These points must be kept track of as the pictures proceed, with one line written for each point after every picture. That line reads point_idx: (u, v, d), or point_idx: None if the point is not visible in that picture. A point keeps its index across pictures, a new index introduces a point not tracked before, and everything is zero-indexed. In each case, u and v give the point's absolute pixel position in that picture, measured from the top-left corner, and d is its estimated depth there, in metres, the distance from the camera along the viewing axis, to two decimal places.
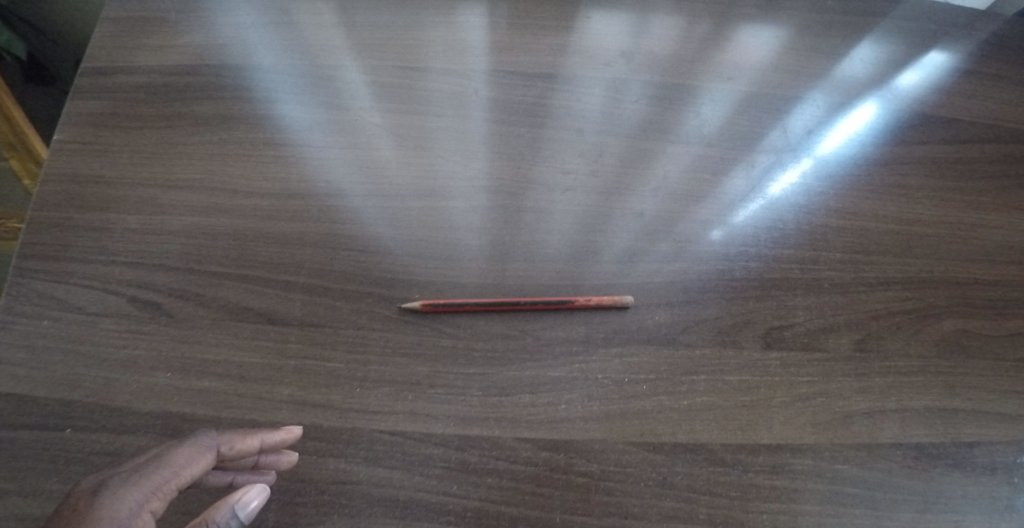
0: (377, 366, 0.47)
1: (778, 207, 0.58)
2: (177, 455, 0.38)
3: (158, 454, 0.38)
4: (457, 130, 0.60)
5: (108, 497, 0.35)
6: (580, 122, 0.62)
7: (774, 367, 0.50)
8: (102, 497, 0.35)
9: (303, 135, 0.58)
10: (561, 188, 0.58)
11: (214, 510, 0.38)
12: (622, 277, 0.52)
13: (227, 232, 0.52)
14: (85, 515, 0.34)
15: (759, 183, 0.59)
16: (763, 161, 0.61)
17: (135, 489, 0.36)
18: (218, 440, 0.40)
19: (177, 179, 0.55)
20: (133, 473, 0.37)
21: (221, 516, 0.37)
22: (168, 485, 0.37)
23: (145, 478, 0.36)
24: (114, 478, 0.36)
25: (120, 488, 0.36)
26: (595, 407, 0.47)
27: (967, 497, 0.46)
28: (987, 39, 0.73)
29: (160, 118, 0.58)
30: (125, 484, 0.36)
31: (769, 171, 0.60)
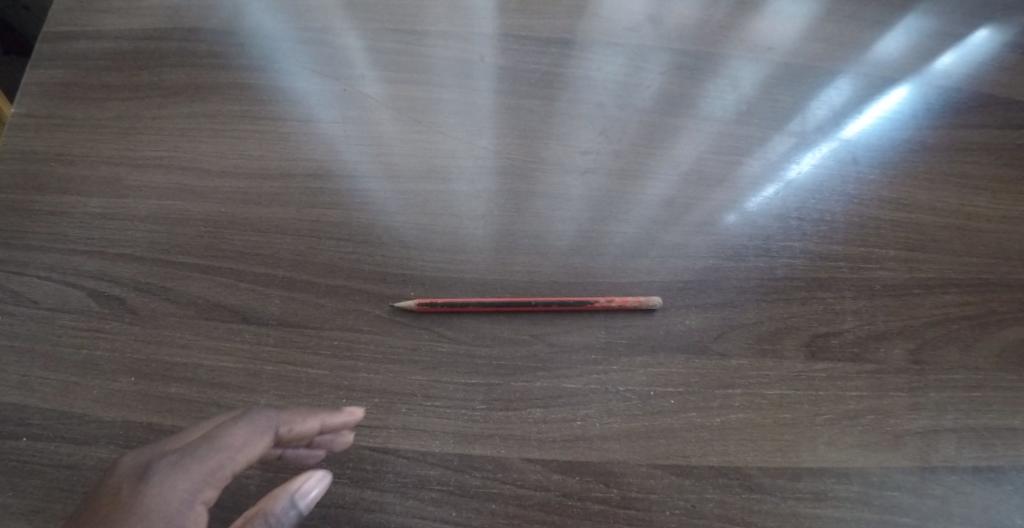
0: (366, 373, 0.42)
1: (826, 194, 0.51)
2: (236, 431, 0.31)
3: (213, 431, 0.30)
4: (460, 103, 0.54)
5: (155, 486, 0.27)
6: (599, 96, 0.55)
7: (818, 381, 0.44)
8: (148, 486, 0.27)
9: (286, 107, 0.52)
10: (576, 171, 0.51)
11: (270, 499, 0.31)
12: (646, 275, 0.46)
13: (199, 218, 0.46)
14: (128, 509, 0.26)
15: (803, 167, 0.52)
16: (807, 141, 0.54)
17: (184, 478, 0.28)
18: (279, 417, 0.33)
19: (146, 157, 0.48)
20: (185, 454, 0.29)
21: (282, 507, 0.30)
22: (225, 472, 0.29)
23: (201, 462, 0.29)
24: (159, 461, 0.28)
25: (168, 475, 0.28)
26: (615, 424, 0.41)
27: None
28: None
29: (128, 88, 0.52)
30: (177, 470, 0.28)
31: (813, 152, 0.53)
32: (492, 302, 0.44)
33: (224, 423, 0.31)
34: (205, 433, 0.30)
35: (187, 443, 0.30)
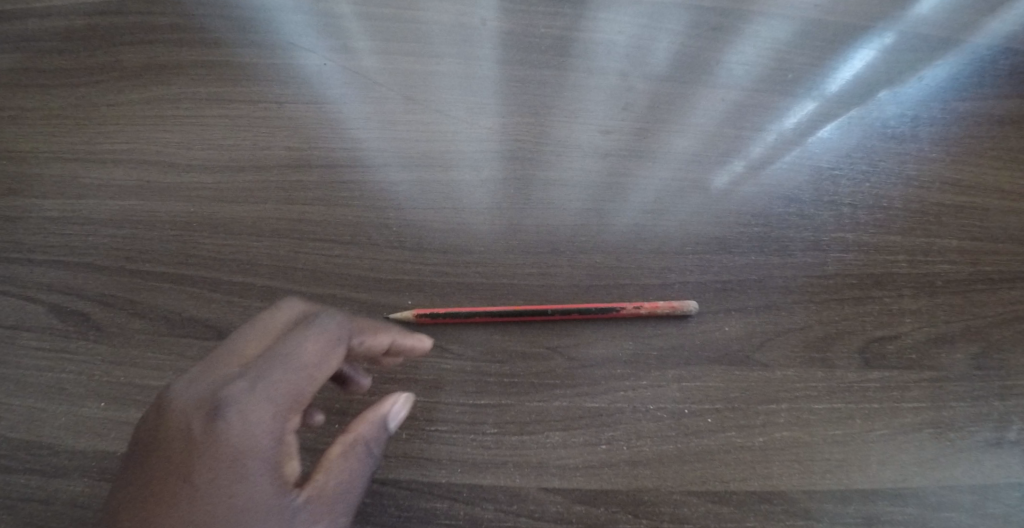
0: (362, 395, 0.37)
1: (885, 172, 0.44)
2: (309, 348, 0.27)
3: (280, 351, 0.26)
4: (460, 76, 0.47)
5: (237, 421, 0.25)
6: (617, 64, 0.48)
7: (873, 392, 0.39)
8: (230, 421, 0.24)
9: (262, 85, 0.45)
10: (594, 152, 0.45)
11: (359, 426, 0.29)
12: (678, 274, 0.40)
13: (167, 219, 0.41)
14: (213, 445, 0.24)
15: (858, 139, 0.45)
16: (860, 109, 0.47)
17: (265, 407, 0.25)
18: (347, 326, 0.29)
19: (104, 149, 0.42)
20: (260, 382, 0.25)
21: (372, 436, 0.29)
22: (304, 395, 0.26)
23: (280, 391, 0.26)
24: (234, 388, 0.25)
25: (247, 404, 0.25)
26: (644, 447, 0.36)
27: None
28: None
29: (83, 71, 0.45)
30: (256, 401, 0.25)
31: (868, 122, 0.46)
32: (499, 314, 0.39)
33: (291, 340, 0.27)
34: (270, 352, 0.26)
35: (255, 366, 0.26)
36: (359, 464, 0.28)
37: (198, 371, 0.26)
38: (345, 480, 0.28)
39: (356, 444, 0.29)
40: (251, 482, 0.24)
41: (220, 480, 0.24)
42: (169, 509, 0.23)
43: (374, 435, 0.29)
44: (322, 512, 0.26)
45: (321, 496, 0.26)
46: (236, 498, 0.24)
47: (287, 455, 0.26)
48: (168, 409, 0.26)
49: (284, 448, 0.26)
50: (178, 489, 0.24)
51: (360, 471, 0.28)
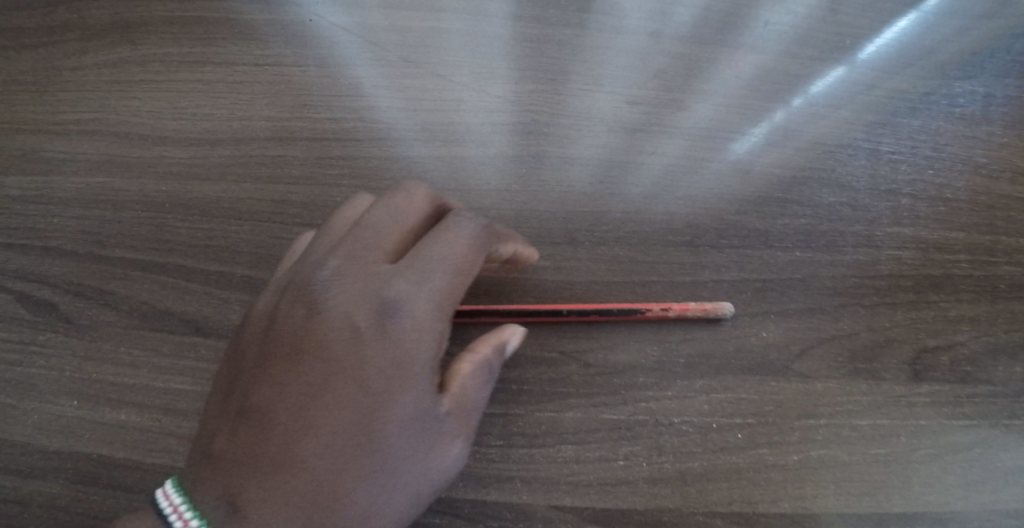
0: None
1: (954, 156, 0.38)
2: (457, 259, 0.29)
3: (433, 257, 0.29)
4: (467, 36, 0.42)
5: (399, 323, 0.27)
6: (647, 24, 0.42)
7: (922, 407, 0.35)
8: (400, 315, 0.27)
9: (242, 46, 0.40)
10: (619, 126, 0.39)
11: (483, 346, 0.30)
12: (710, 272, 0.36)
13: (138, 200, 0.36)
14: (386, 334, 0.27)
15: (926, 113, 0.39)
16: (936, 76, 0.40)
17: (427, 304, 0.28)
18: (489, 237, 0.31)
19: (66, 119, 0.38)
20: (422, 282, 0.28)
21: (495, 359, 0.30)
22: (457, 296, 0.29)
23: (434, 297, 0.28)
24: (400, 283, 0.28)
25: (414, 298, 0.28)
26: (665, 465, 0.33)
27: None
28: None
29: (42, 30, 0.40)
30: (416, 306, 0.27)
31: (942, 91, 0.39)
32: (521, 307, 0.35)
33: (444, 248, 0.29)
34: (422, 258, 0.29)
35: (410, 268, 0.28)
36: (488, 383, 0.30)
37: (349, 264, 0.28)
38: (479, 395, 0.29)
39: (486, 364, 0.30)
40: (415, 375, 0.27)
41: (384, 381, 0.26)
42: (342, 389, 0.26)
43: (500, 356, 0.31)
44: (457, 423, 0.28)
45: (461, 407, 0.28)
46: (395, 400, 0.26)
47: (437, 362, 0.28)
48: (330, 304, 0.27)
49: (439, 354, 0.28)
50: (339, 383, 0.26)
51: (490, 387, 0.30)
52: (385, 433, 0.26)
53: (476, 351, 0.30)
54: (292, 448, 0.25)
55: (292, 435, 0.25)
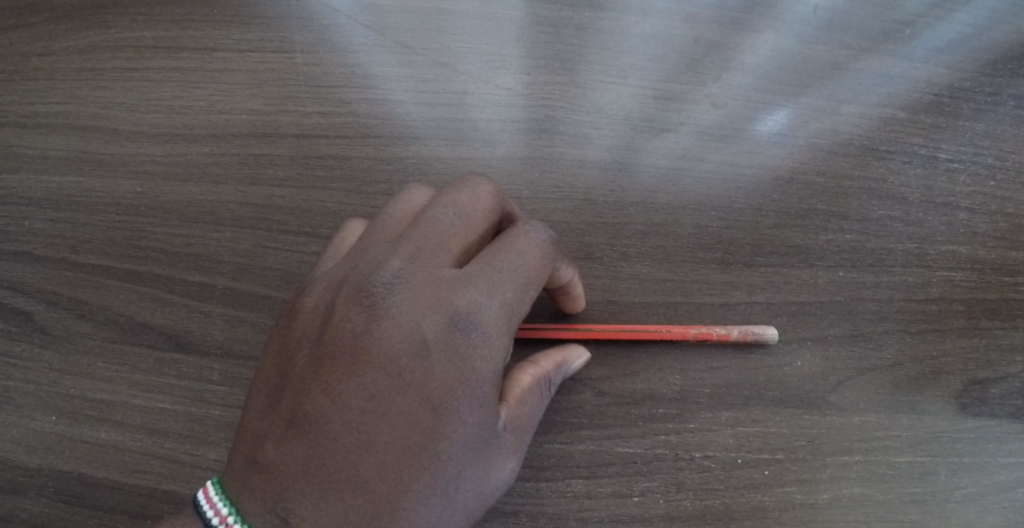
0: None
1: (1016, 167, 0.34)
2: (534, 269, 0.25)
3: (511, 262, 0.24)
4: (476, 19, 0.37)
5: (473, 336, 0.23)
6: (677, 7, 0.38)
7: (967, 444, 0.32)
8: (469, 330, 0.23)
9: (227, 31, 0.36)
10: (643, 124, 0.35)
11: (547, 359, 0.28)
12: (739, 292, 0.32)
13: (114, 200, 0.33)
14: (454, 349, 0.22)
15: (987, 116, 0.35)
16: (999, 73, 0.35)
17: (499, 319, 0.24)
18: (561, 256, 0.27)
19: (36, 110, 0.34)
20: (495, 293, 0.24)
21: (556, 374, 0.27)
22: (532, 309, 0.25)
23: (510, 310, 0.24)
24: (472, 293, 0.23)
25: (486, 310, 0.23)
26: (684, 504, 0.30)
27: None
28: None
29: (11, 10, 0.36)
30: (492, 318, 0.23)
31: (1005, 91, 0.35)
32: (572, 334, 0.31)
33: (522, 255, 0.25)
34: (500, 263, 0.24)
35: (483, 273, 0.24)
36: (545, 399, 0.27)
37: (413, 264, 0.24)
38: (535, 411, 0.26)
39: (545, 380, 0.27)
40: (480, 397, 0.23)
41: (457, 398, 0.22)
42: (398, 410, 0.22)
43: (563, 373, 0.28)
44: (515, 444, 0.25)
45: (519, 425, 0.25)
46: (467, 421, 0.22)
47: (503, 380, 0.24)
48: (388, 309, 0.23)
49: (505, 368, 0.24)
50: (408, 398, 0.22)
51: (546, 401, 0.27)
52: (455, 456, 0.22)
53: (540, 364, 0.27)
54: (353, 466, 0.21)
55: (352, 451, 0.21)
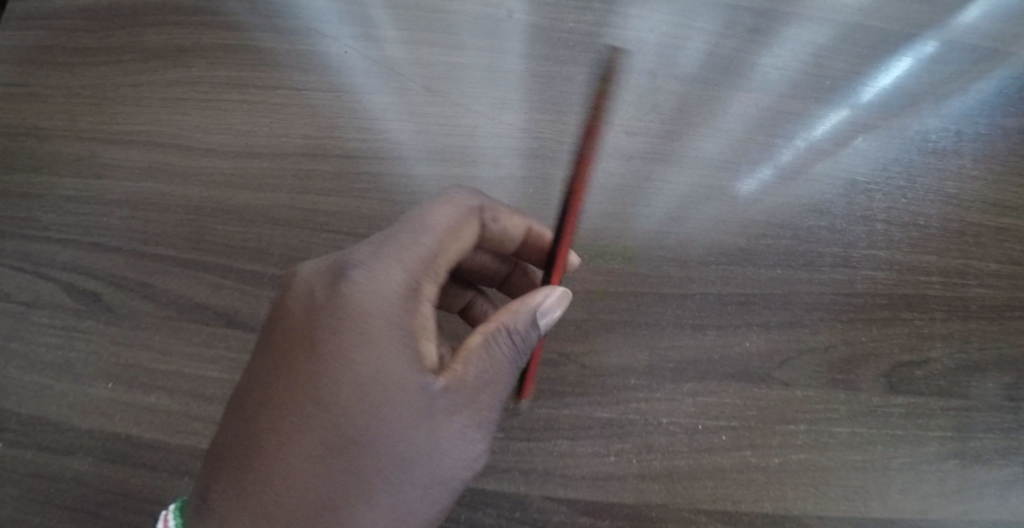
0: None
1: (923, 191, 0.42)
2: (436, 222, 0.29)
3: (397, 225, 0.29)
4: (483, 69, 0.46)
5: (359, 290, 0.26)
6: (647, 64, 0.46)
7: (897, 418, 0.37)
8: (355, 282, 0.26)
9: (281, 73, 0.44)
10: (619, 153, 0.43)
11: (506, 315, 0.28)
12: (700, 284, 0.39)
13: (180, 204, 0.40)
14: (339, 299, 0.26)
15: (893, 154, 0.43)
16: (900, 121, 0.44)
17: (390, 273, 0.27)
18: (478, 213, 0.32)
19: (123, 130, 0.42)
20: (382, 252, 0.28)
21: (520, 325, 0.28)
22: (434, 257, 0.28)
23: (395, 264, 0.27)
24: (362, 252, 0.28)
25: (374, 264, 0.27)
26: (653, 463, 0.35)
27: None
28: None
29: (102, 48, 0.44)
30: (379, 272, 0.27)
31: (906, 135, 0.44)
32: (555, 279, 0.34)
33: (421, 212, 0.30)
34: (391, 230, 0.29)
35: (373, 241, 0.28)
36: (511, 349, 0.28)
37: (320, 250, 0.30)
38: (489, 377, 0.27)
39: (499, 332, 0.27)
40: (376, 349, 0.25)
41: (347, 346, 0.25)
42: (298, 376, 0.25)
43: (525, 322, 0.28)
44: (459, 411, 0.26)
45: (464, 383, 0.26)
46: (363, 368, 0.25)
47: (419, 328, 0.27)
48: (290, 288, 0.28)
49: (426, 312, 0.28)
50: (304, 362, 0.25)
51: (507, 359, 0.27)
52: (355, 403, 0.24)
53: (496, 320, 0.28)
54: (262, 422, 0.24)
55: (261, 408, 0.25)
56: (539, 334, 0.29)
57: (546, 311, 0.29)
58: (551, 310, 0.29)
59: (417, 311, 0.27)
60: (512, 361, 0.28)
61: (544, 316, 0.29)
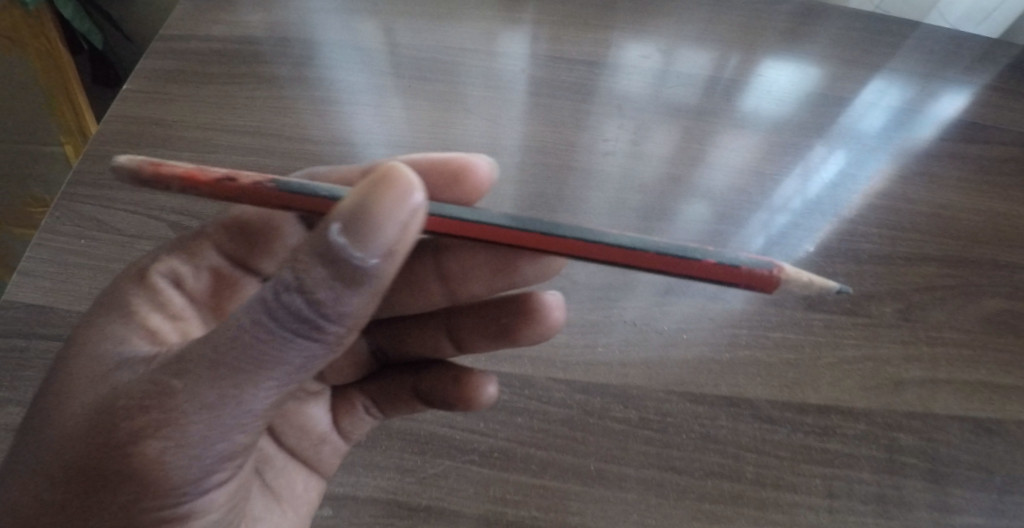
0: (353, 413, 0.45)
1: (813, 183, 0.59)
2: (224, 221, 0.46)
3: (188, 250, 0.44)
4: (500, 98, 0.63)
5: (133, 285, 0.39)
6: (618, 101, 0.65)
7: (818, 328, 0.48)
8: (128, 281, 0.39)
9: (358, 96, 0.62)
10: (601, 153, 0.60)
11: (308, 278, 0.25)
12: (658, 234, 0.54)
13: (277, 171, 0.55)
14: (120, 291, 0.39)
15: (793, 161, 0.61)
16: (798, 142, 0.63)
17: (153, 271, 0.40)
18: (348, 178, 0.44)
19: (235, 124, 0.58)
20: (161, 265, 0.41)
21: (318, 286, 0.25)
22: (198, 252, 0.44)
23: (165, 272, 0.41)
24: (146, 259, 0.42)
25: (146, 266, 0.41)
26: (633, 352, 0.45)
27: (1009, 463, 0.45)
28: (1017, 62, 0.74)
29: (225, 75, 0.61)
30: (153, 276, 0.40)
31: (803, 151, 0.62)
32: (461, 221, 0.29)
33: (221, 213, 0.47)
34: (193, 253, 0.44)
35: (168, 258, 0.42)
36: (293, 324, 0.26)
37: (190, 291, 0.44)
38: (222, 336, 0.26)
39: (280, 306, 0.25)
40: (135, 310, 0.37)
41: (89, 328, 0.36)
42: (67, 438, 0.29)
43: (308, 259, 0.25)
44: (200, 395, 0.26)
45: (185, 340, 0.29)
46: (83, 353, 0.34)
47: (165, 297, 0.39)
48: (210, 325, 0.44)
49: (181, 289, 0.41)
50: (72, 420, 0.30)
51: (271, 316, 0.26)
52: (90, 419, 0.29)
53: (290, 282, 0.25)
54: (64, 471, 0.28)
55: (59, 463, 0.28)
56: (327, 276, 0.25)
57: (339, 232, 0.24)
58: (349, 228, 0.24)
59: (160, 283, 0.40)
60: (287, 321, 0.26)
61: (339, 239, 0.24)
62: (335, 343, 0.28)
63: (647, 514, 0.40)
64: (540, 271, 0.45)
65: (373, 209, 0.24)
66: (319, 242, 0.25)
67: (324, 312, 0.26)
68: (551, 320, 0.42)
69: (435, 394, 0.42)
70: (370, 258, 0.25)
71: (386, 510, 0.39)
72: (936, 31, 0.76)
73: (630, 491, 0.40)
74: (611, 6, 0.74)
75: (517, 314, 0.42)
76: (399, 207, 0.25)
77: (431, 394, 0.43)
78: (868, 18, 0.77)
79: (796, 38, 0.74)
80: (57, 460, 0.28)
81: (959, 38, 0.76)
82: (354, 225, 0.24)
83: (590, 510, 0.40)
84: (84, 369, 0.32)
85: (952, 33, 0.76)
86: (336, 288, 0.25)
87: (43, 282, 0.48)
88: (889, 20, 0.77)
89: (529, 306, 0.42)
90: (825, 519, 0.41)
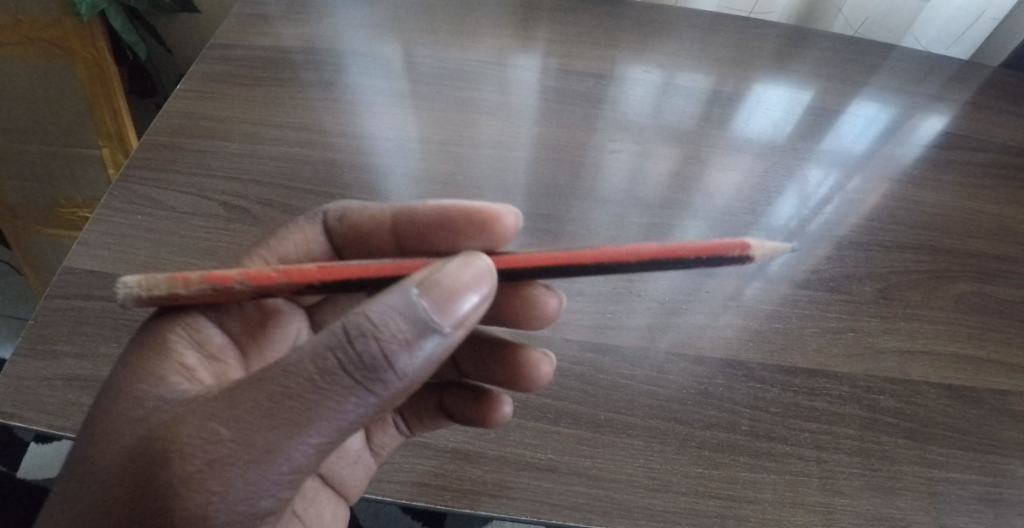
0: (383, 428, 0.47)
1: (800, 181, 0.66)
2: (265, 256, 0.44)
3: None
4: (517, 102, 0.70)
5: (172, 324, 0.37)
6: (624, 108, 0.72)
7: (803, 302, 0.54)
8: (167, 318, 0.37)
9: (390, 98, 0.69)
10: (609, 151, 0.67)
11: (380, 331, 0.25)
12: (660, 221, 0.60)
13: (317, 160, 0.62)
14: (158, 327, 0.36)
15: (783, 162, 0.68)
16: (786, 146, 0.70)
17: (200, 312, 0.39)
18: (353, 220, 0.47)
19: (280, 121, 0.65)
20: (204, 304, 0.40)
21: (391, 341, 0.26)
22: None
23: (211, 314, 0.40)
24: None
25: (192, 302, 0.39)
26: (639, 319, 0.51)
27: (988, 432, 0.48)
28: (987, 81, 0.81)
29: (271, 79, 0.69)
30: (199, 319, 0.39)
31: (791, 154, 0.69)
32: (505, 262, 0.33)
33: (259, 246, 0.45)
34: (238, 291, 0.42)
35: None
36: (361, 375, 0.26)
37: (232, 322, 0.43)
38: (288, 383, 0.26)
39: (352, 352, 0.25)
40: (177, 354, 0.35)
41: (131, 363, 0.34)
42: (123, 460, 0.29)
43: (387, 313, 0.26)
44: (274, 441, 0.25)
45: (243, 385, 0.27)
46: (126, 390, 0.32)
47: (202, 335, 0.38)
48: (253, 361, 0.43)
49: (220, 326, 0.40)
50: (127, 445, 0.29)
51: (339, 364, 0.25)
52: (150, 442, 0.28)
53: (361, 334, 0.25)
54: (120, 492, 0.28)
55: (116, 483, 0.28)
56: (405, 333, 0.26)
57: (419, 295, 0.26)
58: (430, 292, 0.27)
59: (206, 327, 0.39)
60: (354, 372, 0.25)
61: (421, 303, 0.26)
62: (391, 402, 0.27)
63: (652, 459, 0.43)
64: (536, 318, 0.45)
65: (457, 283, 0.28)
66: (403, 301, 0.26)
67: (393, 369, 0.26)
68: (543, 363, 0.44)
69: (458, 408, 0.45)
70: (447, 325, 0.27)
71: (417, 451, 0.44)
72: (912, 54, 0.84)
73: (637, 438, 0.44)
74: (616, 27, 0.83)
75: (509, 359, 0.45)
76: (475, 283, 0.28)
77: (453, 409, 0.45)
78: (848, 41, 0.85)
79: (785, 57, 0.82)
80: (105, 495, 0.28)
81: (933, 60, 0.84)
82: (438, 293, 0.27)
83: (601, 454, 0.44)
84: (125, 410, 0.31)
85: (927, 55, 0.84)
86: (410, 346, 0.26)
87: (101, 250, 0.53)
88: (869, 44, 0.85)
89: (522, 358, 0.44)
90: (813, 469, 0.44)
